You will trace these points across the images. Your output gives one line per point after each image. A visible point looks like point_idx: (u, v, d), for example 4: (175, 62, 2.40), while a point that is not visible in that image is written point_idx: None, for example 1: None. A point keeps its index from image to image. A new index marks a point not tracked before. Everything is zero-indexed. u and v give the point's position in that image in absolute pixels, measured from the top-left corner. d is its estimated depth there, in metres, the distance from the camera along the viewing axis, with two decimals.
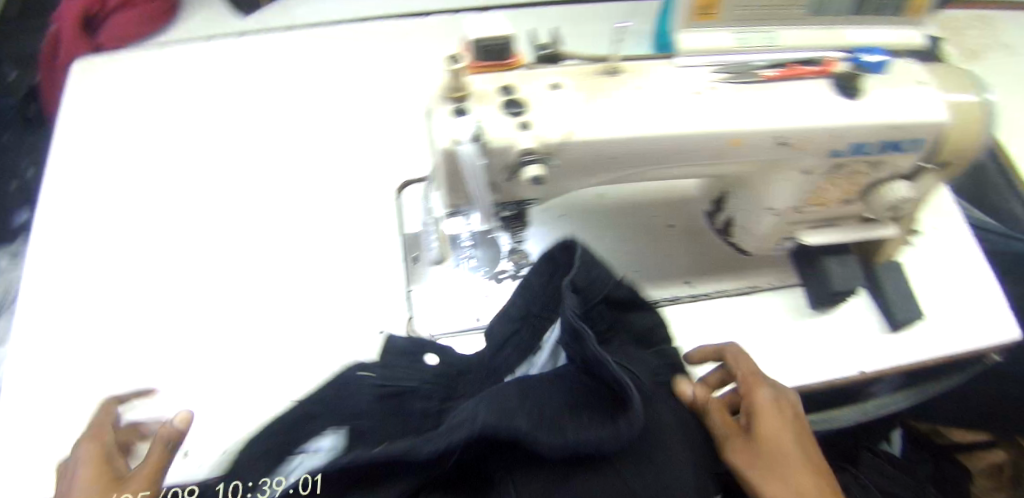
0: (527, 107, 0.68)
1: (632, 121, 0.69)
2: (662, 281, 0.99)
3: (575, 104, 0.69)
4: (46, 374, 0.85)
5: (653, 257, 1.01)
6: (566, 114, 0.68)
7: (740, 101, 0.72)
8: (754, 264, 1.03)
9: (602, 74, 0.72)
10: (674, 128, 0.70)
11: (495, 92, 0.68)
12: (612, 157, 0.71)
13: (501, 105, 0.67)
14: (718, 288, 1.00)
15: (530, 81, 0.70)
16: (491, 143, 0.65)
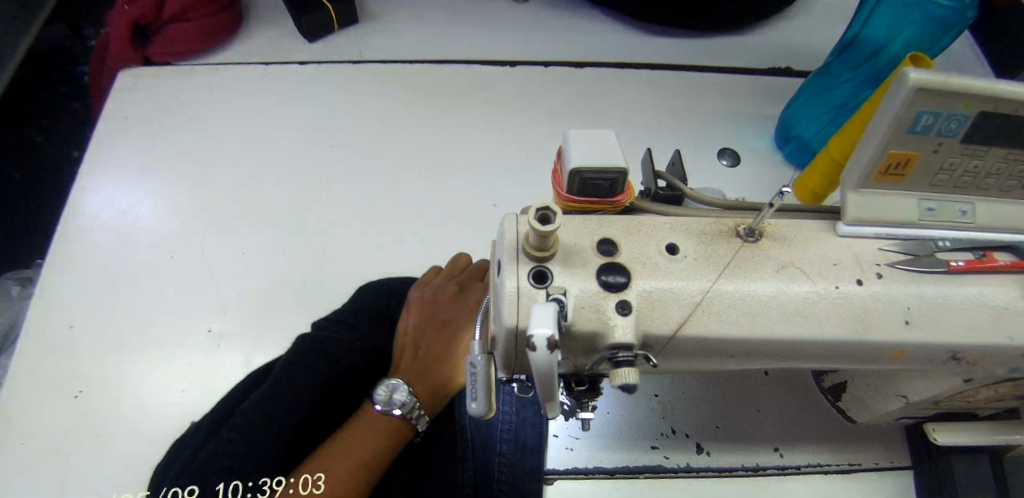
0: (631, 278, 0.52)
1: (768, 317, 0.53)
2: (744, 445, 0.82)
3: (698, 283, 0.52)
4: (46, 442, 0.77)
5: (739, 410, 0.83)
6: (683, 293, 0.52)
7: (912, 298, 0.56)
8: (860, 435, 0.85)
9: (736, 235, 0.56)
10: (817, 333, 0.53)
11: (595, 248, 0.53)
12: (729, 355, 0.55)
13: (599, 270, 0.52)
14: (814, 460, 0.83)
15: (642, 235, 0.54)
16: (577, 324, 0.50)
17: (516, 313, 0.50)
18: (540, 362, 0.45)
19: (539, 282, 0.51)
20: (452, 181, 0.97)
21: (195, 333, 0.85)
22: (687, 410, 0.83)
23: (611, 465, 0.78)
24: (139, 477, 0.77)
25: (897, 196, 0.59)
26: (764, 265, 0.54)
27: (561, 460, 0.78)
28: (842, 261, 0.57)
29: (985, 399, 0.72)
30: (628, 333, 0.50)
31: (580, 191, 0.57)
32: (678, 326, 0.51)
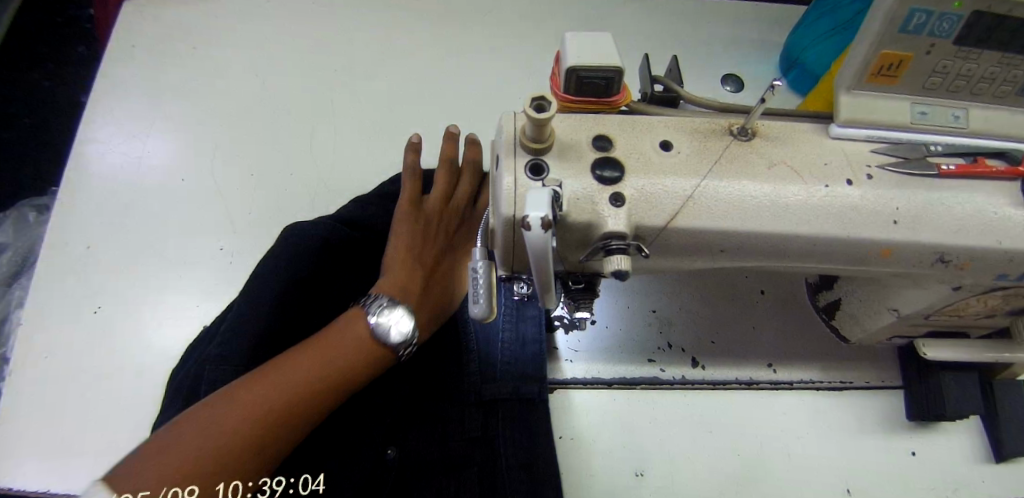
0: (623, 173, 0.53)
1: (758, 211, 0.54)
2: (736, 358, 0.84)
3: (691, 178, 0.53)
4: (68, 354, 0.81)
5: (733, 326, 0.86)
6: (676, 187, 0.53)
7: (900, 198, 0.57)
8: (851, 355, 0.87)
9: (730, 134, 0.57)
10: (805, 229, 0.55)
11: (589, 144, 0.54)
12: (721, 249, 0.56)
13: (594, 165, 0.53)
14: (806, 378, 0.85)
15: (635, 132, 0.55)
16: (570, 215, 0.52)
17: (511, 200, 0.52)
18: (535, 241, 0.47)
19: (536, 175, 0.52)
20: (453, 106, 0.98)
21: (207, 250, 0.88)
22: (682, 325, 0.85)
23: (607, 375, 0.80)
24: (160, 385, 0.80)
25: (892, 99, 0.59)
26: (756, 163, 0.55)
27: (560, 371, 0.79)
28: (834, 163, 0.57)
29: (975, 316, 0.73)
30: (620, 223, 0.52)
31: (577, 91, 0.57)
32: (670, 217, 0.52)
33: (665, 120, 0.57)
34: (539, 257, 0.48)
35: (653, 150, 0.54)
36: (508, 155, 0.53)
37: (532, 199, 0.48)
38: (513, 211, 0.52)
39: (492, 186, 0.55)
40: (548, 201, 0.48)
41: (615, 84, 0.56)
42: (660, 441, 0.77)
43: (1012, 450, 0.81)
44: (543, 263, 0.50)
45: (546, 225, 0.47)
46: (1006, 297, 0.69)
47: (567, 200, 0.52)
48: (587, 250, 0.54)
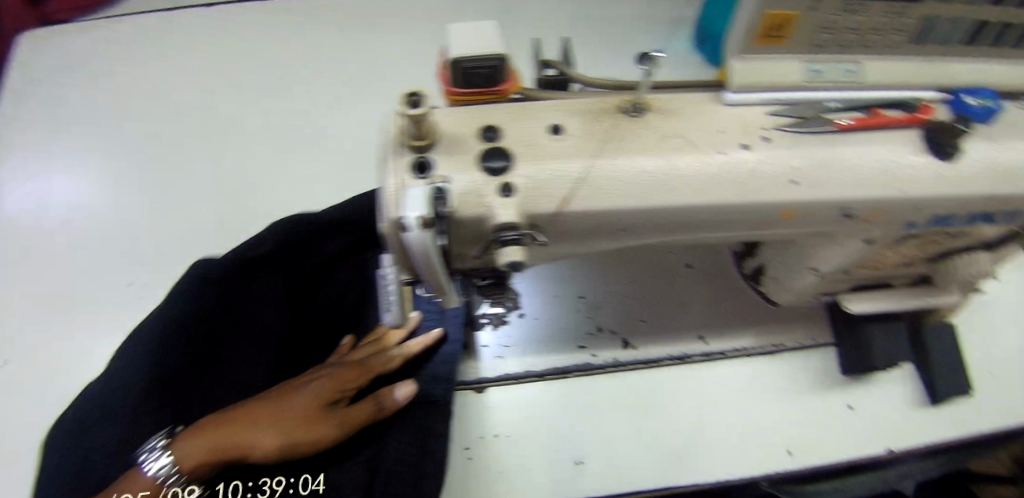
0: (511, 162, 0.51)
1: (652, 187, 0.53)
2: (667, 335, 0.82)
3: (581, 159, 0.52)
4: None
5: (663, 301, 0.84)
6: (566, 171, 0.51)
7: (797, 157, 0.57)
8: (781, 316, 0.86)
9: (621, 111, 0.55)
10: (703, 199, 0.54)
11: (476, 136, 0.52)
12: (620, 229, 0.55)
13: (481, 157, 0.51)
14: (735, 346, 0.83)
15: (521, 118, 0.54)
16: (459, 211, 0.50)
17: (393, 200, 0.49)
18: (418, 243, 0.45)
19: (421, 173, 0.50)
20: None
21: (123, 285, 0.85)
22: (610, 307, 0.83)
23: (538, 367, 0.78)
24: None
25: (780, 60, 0.59)
26: (648, 137, 0.54)
27: (491, 368, 0.78)
28: (728, 130, 0.57)
29: (892, 265, 0.74)
30: (510, 213, 0.50)
31: (463, 82, 0.55)
32: (563, 202, 0.51)
33: (554, 103, 0.55)
34: (424, 257, 0.47)
35: (540, 136, 0.53)
36: (389, 155, 0.51)
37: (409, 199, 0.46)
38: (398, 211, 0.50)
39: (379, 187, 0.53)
40: (425, 199, 0.46)
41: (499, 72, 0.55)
42: (597, 427, 0.76)
43: (946, 393, 0.83)
44: (430, 262, 0.48)
45: (424, 224, 0.45)
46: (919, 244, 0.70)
47: (454, 195, 0.50)
48: (483, 243, 0.53)
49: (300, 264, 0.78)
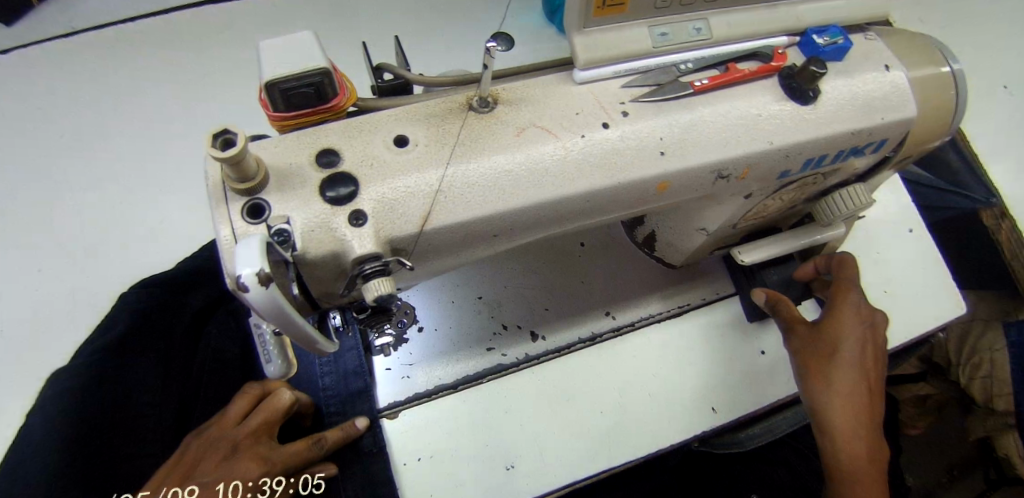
0: (358, 186, 0.47)
1: (518, 186, 0.50)
2: (574, 318, 0.81)
3: (433, 170, 0.48)
4: None
5: (564, 286, 0.83)
6: (420, 186, 0.47)
7: (662, 127, 0.55)
8: (683, 277, 0.86)
9: (469, 109, 0.52)
10: (574, 187, 0.52)
11: (313, 164, 0.47)
12: (494, 234, 0.52)
13: (321, 187, 0.46)
14: (643, 316, 0.83)
15: (362, 134, 0.49)
16: (309, 252, 0.45)
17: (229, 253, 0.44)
18: (261, 302, 0.39)
19: (254, 217, 0.45)
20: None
21: None
22: (513, 303, 0.81)
23: (447, 379, 0.74)
24: None
25: (625, 29, 0.57)
26: (503, 133, 0.51)
27: (400, 391, 0.73)
28: (586, 110, 0.54)
29: (781, 210, 0.75)
30: (367, 243, 0.45)
31: (287, 105, 0.49)
32: (423, 220, 0.47)
33: (397, 112, 0.51)
34: (275, 316, 0.41)
35: (387, 151, 0.48)
36: (218, 202, 0.45)
37: (241, 254, 0.40)
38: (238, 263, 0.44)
39: None
40: (260, 251, 0.40)
41: (327, 87, 0.49)
42: (520, 425, 0.73)
43: None
44: (284, 321, 0.42)
45: (265, 283, 0.39)
46: (800, 187, 0.71)
47: (298, 236, 0.45)
48: (347, 278, 0.48)
49: (172, 333, 0.71)
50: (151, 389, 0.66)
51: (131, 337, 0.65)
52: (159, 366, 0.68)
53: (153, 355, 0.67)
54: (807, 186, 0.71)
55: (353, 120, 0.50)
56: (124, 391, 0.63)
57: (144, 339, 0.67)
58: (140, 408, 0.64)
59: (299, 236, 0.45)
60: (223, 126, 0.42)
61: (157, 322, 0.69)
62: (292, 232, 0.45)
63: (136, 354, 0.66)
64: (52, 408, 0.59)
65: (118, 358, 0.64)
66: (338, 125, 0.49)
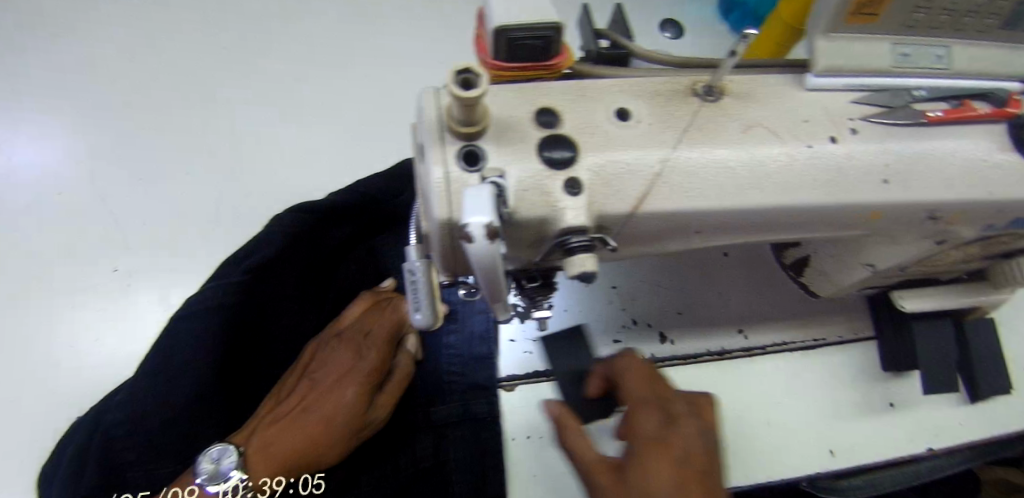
0: (578, 153, 0.44)
1: (735, 188, 0.46)
2: (702, 330, 0.80)
3: (656, 151, 0.45)
4: None
5: (696, 294, 0.81)
6: (641, 166, 0.44)
7: (888, 154, 0.51)
8: (820, 309, 0.84)
9: (694, 94, 0.48)
10: (787, 200, 0.48)
11: (533, 120, 0.44)
12: (695, 231, 0.48)
13: (540, 146, 0.43)
14: (777, 339, 0.81)
15: (585, 100, 0.46)
16: (518, 213, 0.42)
17: (442, 197, 0.42)
18: (482, 256, 0.37)
19: (471, 165, 0.42)
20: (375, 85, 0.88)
21: (98, 276, 0.75)
22: (643, 301, 0.80)
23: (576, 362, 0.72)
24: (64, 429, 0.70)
25: (864, 42, 0.52)
26: (727, 128, 0.47)
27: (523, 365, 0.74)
28: (809, 120, 0.50)
29: (956, 262, 0.69)
30: (580, 215, 0.42)
31: (510, 55, 0.46)
32: (637, 202, 0.44)
33: (619, 83, 0.47)
34: (488, 271, 0.38)
35: (609, 122, 0.45)
36: (435, 142, 0.43)
37: (469, 201, 0.37)
38: (448, 208, 0.42)
39: (421, 176, 0.44)
40: (490, 202, 0.37)
41: (557, 44, 0.46)
42: (622, 425, 0.70)
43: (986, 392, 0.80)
44: (490, 280, 0.40)
45: (493, 237, 0.37)
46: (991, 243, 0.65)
47: (514, 194, 0.42)
48: (542, 246, 0.45)
49: (313, 261, 0.73)
50: (287, 310, 0.72)
51: (267, 268, 0.66)
52: (298, 291, 0.72)
53: (294, 281, 0.71)
54: (1000, 242, 0.65)
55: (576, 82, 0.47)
56: (254, 313, 0.67)
57: (281, 267, 0.68)
58: (275, 325, 0.71)
59: (514, 193, 0.42)
60: (468, 64, 0.38)
61: (295, 250, 0.69)
62: (508, 187, 0.42)
63: (269, 283, 0.68)
64: (196, 323, 0.62)
65: (255, 284, 0.66)
66: (560, 84, 0.46)
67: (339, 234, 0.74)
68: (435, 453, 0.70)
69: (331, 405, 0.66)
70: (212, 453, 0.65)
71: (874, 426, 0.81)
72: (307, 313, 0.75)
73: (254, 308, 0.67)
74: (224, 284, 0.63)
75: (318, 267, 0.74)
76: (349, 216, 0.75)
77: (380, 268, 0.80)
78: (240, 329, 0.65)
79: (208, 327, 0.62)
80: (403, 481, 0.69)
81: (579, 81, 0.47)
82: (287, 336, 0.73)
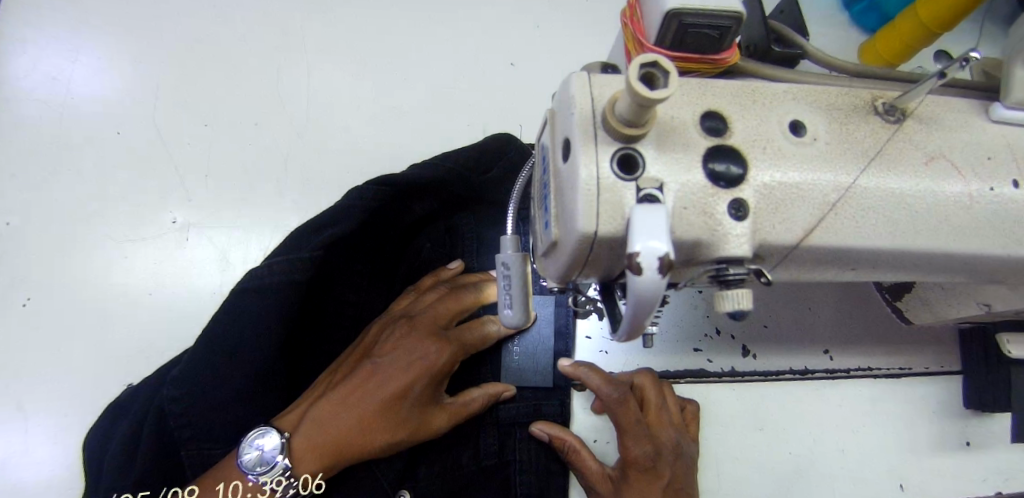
0: (747, 170, 0.38)
1: (912, 228, 0.40)
2: (789, 348, 0.78)
3: (831, 179, 0.39)
4: (12, 346, 0.69)
5: (789, 309, 0.78)
6: (814, 192, 0.38)
7: None
8: (906, 337, 0.81)
9: (874, 112, 0.42)
10: (962, 247, 0.42)
11: (698, 126, 0.38)
12: (851, 268, 0.43)
13: (706, 156, 0.38)
14: (862, 364, 0.80)
15: (755, 107, 0.40)
16: (676, 231, 0.36)
17: (591, 206, 0.36)
18: (648, 290, 0.31)
19: (627, 172, 0.36)
20: (458, 48, 0.81)
21: (158, 226, 0.74)
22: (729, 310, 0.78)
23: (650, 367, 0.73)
24: (124, 377, 0.70)
25: None
26: (907, 157, 0.41)
27: (599, 365, 0.73)
28: (1000, 155, 0.43)
29: None
30: (743, 244, 0.37)
31: (676, 44, 0.40)
32: (805, 233, 0.38)
33: (791, 89, 0.41)
34: (641, 311, 0.33)
35: (780, 135, 0.39)
36: (587, 137, 0.36)
37: (638, 229, 0.32)
38: (597, 219, 0.36)
39: (561, 173, 0.38)
40: (664, 231, 0.32)
41: (729, 36, 0.40)
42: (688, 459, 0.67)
43: None
44: (640, 318, 0.34)
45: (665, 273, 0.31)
46: None
47: (673, 211, 0.36)
48: (687, 270, 0.40)
49: (386, 236, 0.69)
50: (355, 286, 0.69)
51: (338, 242, 0.63)
52: (368, 267, 0.69)
53: (363, 257, 0.68)
54: None
55: (746, 85, 0.41)
56: (320, 285, 0.65)
57: (353, 240, 0.66)
58: (341, 301, 0.68)
59: (672, 211, 0.36)
60: (651, 58, 0.32)
61: (370, 226, 0.66)
62: (667, 203, 0.36)
63: (336, 256, 0.65)
64: (263, 292, 0.60)
65: (325, 254, 0.63)
66: (727, 85, 0.41)
67: (418, 211, 0.70)
68: (499, 452, 0.72)
69: (395, 393, 0.63)
70: (254, 439, 0.59)
71: (934, 466, 0.79)
72: (376, 291, 0.72)
73: (320, 280, 0.64)
74: (295, 258, 0.60)
75: (390, 244, 0.71)
76: (430, 194, 0.70)
77: (455, 249, 0.77)
78: (305, 302, 0.63)
79: (274, 299, 0.60)
80: (465, 476, 0.71)
81: (748, 84, 0.41)
82: (353, 315, 0.70)
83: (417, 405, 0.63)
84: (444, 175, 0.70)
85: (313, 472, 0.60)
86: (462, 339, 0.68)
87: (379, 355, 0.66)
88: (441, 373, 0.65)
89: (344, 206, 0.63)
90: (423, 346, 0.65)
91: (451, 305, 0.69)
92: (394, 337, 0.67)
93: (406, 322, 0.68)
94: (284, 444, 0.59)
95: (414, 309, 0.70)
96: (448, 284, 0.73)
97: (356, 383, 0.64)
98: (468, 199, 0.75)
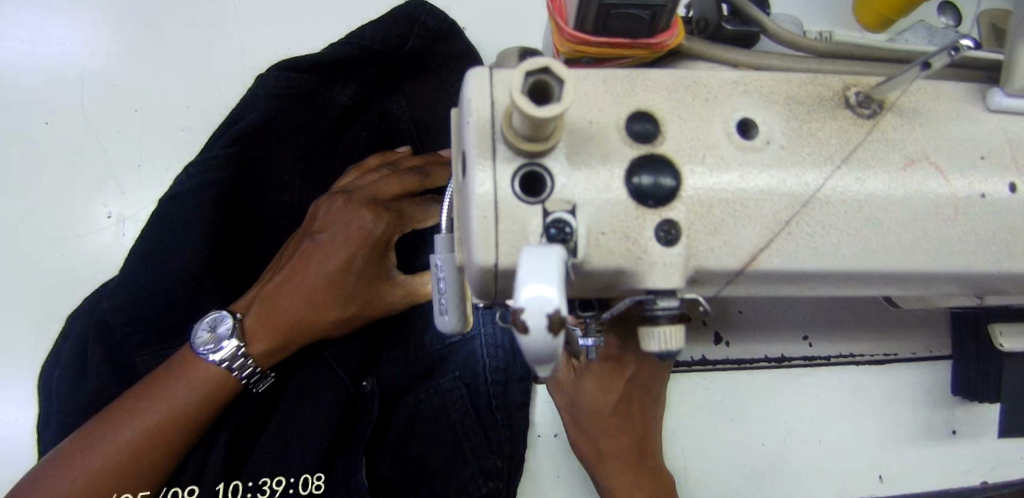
0: (682, 181, 0.32)
1: (879, 244, 0.35)
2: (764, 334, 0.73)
3: (784, 196, 0.33)
4: None
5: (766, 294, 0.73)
6: (764, 209, 0.33)
7: None
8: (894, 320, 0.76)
9: (844, 104, 0.35)
10: (944, 263, 0.36)
11: (622, 132, 0.32)
12: (815, 287, 0.37)
13: (631, 168, 0.31)
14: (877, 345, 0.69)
15: (697, 102, 0.33)
16: (594, 260, 0.31)
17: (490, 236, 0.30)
18: (536, 348, 0.26)
19: (532, 192, 0.30)
20: None
21: (92, 222, 0.69)
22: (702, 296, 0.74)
23: None
24: None
25: None
26: (878, 162, 0.35)
27: None
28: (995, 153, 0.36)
29: None
30: (674, 274, 0.31)
31: (599, 27, 0.33)
32: (748, 259, 0.33)
33: (744, 82, 0.35)
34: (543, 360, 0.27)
35: (727, 141, 0.33)
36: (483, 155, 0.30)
37: (525, 276, 0.26)
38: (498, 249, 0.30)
39: (462, 183, 0.33)
40: (556, 280, 0.26)
41: (663, 16, 0.33)
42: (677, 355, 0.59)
43: None
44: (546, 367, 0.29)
45: (552, 330, 0.25)
46: None
47: (588, 243, 0.31)
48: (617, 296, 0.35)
49: (315, 129, 0.62)
50: (289, 185, 0.62)
51: (245, 136, 0.59)
52: (299, 164, 0.62)
53: (287, 150, 0.61)
54: None
55: (689, 76, 0.34)
56: (244, 186, 0.59)
57: (270, 135, 0.60)
58: (277, 203, 0.62)
59: (586, 242, 0.31)
60: (536, 62, 0.25)
61: (282, 108, 0.61)
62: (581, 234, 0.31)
63: (251, 158, 0.60)
64: (178, 200, 0.57)
65: (235, 147, 0.59)
66: (666, 77, 0.34)
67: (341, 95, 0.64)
68: None
69: (337, 268, 0.54)
70: (211, 322, 0.54)
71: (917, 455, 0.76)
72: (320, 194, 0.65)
73: (239, 181, 0.59)
74: (206, 158, 0.58)
75: (322, 138, 0.63)
76: (349, 72, 0.64)
77: (394, 136, 0.68)
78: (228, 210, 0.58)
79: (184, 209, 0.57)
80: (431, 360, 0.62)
81: (692, 75, 0.34)
82: (294, 217, 0.63)
83: (364, 278, 0.55)
84: (358, 52, 0.63)
85: (266, 350, 0.54)
86: (403, 211, 0.57)
87: (317, 227, 0.57)
88: (383, 245, 0.55)
89: (251, 98, 0.61)
90: (360, 215, 0.54)
91: (397, 179, 0.58)
92: (330, 209, 0.57)
93: (346, 192, 0.58)
94: (235, 328, 0.54)
95: (357, 183, 0.60)
96: (393, 162, 0.62)
97: (299, 261, 0.56)
98: (400, 76, 0.67)
